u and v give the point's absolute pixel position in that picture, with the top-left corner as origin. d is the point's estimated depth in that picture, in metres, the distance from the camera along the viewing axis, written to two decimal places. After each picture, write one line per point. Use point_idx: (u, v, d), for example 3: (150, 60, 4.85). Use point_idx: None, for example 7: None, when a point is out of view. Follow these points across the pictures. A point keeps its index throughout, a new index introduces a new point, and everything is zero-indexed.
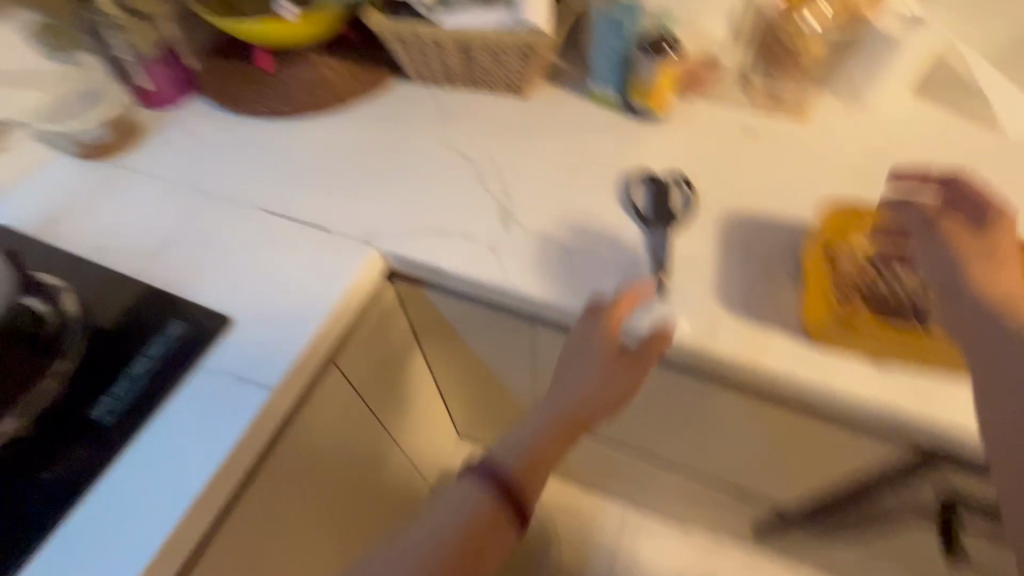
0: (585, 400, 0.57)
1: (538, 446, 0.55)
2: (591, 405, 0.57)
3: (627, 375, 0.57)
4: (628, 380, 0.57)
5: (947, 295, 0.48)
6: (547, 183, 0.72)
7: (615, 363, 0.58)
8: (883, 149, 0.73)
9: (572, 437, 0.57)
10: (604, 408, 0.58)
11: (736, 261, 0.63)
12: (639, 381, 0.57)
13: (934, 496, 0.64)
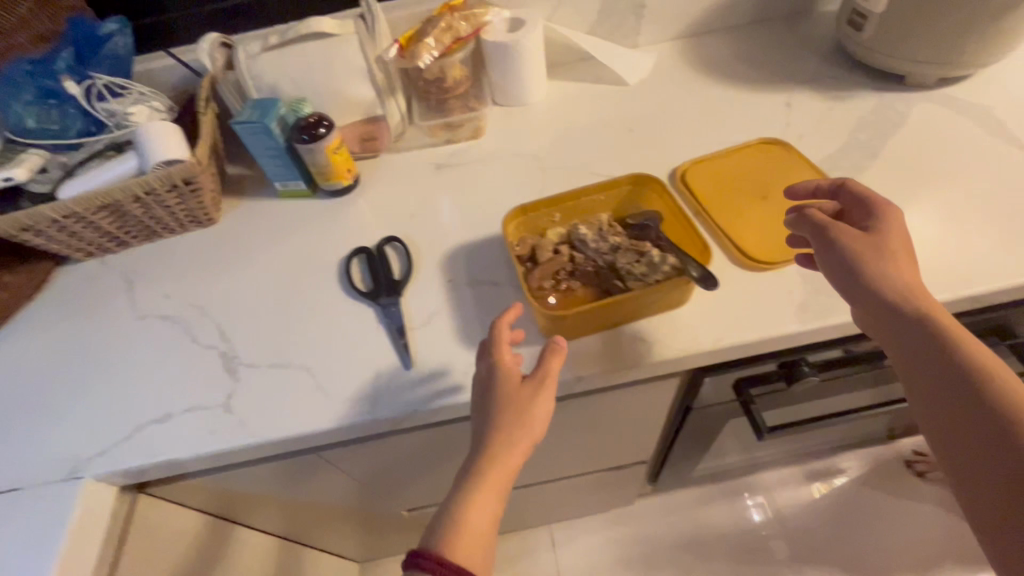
0: (511, 440, 0.48)
1: (465, 509, 0.46)
2: (516, 443, 0.48)
3: (525, 401, 0.49)
4: (533, 402, 0.49)
5: (873, 311, 0.48)
6: (263, 305, 0.66)
7: (515, 394, 0.50)
8: (550, 133, 0.81)
9: (511, 483, 0.48)
10: (530, 435, 0.49)
11: (464, 294, 0.63)
12: (545, 407, 0.50)
13: (730, 388, 0.69)
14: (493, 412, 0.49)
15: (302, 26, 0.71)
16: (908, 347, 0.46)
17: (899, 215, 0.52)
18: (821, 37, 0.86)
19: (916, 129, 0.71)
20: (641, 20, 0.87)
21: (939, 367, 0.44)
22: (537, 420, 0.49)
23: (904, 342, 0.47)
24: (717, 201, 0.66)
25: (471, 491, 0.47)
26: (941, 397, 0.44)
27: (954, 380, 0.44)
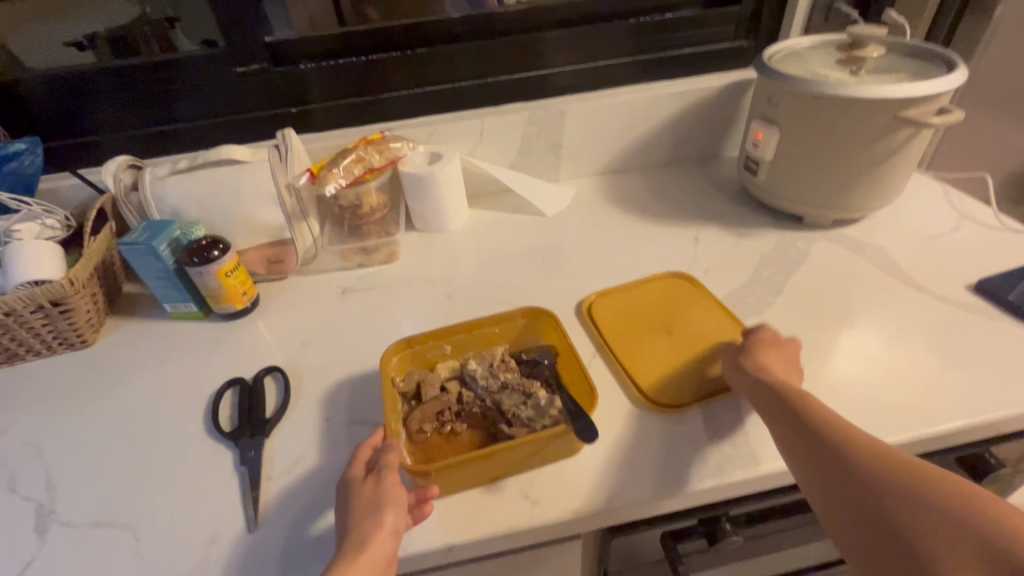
0: (361, 542, 0.42)
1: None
2: (369, 542, 0.41)
3: (382, 491, 0.44)
4: (385, 493, 0.44)
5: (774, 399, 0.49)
6: (111, 445, 0.58)
7: (361, 493, 0.45)
8: (463, 261, 0.80)
9: None
10: (384, 529, 0.42)
11: (339, 437, 0.56)
12: (394, 492, 0.44)
13: (653, 545, 0.61)
14: (348, 516, 0.44)
15: (212, 153, 0.72)
16: (805, 444, 0.45)
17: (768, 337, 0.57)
18: (727, 179, 0.92)
19: (816, 268, 0.72)
20: (559, 158, 0.92)
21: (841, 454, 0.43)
22: (391, 516, 0.43)
23: (802, 440, 0.46)
24: (620, 337, 0.64)
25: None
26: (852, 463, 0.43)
27: (852, 474, 0.42)
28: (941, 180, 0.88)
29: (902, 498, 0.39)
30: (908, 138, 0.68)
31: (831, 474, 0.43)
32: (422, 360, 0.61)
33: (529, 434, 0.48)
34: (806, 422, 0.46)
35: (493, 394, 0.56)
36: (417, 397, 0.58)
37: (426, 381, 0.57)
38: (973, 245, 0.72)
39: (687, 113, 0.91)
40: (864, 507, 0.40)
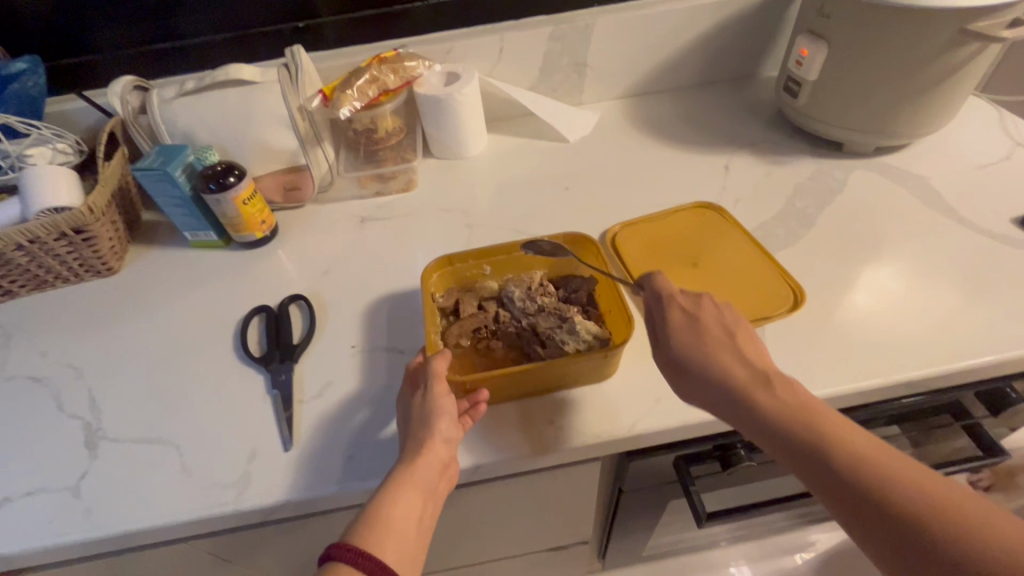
0: (416, 448, 0.45)
1: (380, 514, 0.42)
2: (425, 449, 0.45)
3: (429, 402, 0.46)
4: (436, 402, 0.46)
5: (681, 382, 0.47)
6: (146, 369, 0.60)
7: (412, 406, 0.47)
8: (483, 190, 0.77)
9: (430, 493, 0.44)
10: (442, 439, 0.45)
11: (365, 364, 0.58)
12: (445, 402, 0.46)
13: (668, 467, 0.63)
14: (407, 423, 0.47)
15: (218, 73, 0.68)
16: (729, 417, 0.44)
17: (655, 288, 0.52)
18: (762, 102, 0.86)
19: (852, 198, 0.69)
20: (583, 78, 0.86)
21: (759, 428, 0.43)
22: (444, 424, 0.46)
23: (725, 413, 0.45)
24: (646, 269, 0.62)
25: (386, 495, 0.43)
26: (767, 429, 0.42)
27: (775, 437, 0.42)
28: (995, 103, 0.82)
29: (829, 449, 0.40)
30: (972, 54, 0.62)
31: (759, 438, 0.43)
32: (460, 287, 0.62)
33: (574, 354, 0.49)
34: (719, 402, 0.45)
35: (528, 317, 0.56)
36: (454, 318, 0.59)
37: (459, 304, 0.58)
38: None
39: (724, 27, 0.84)
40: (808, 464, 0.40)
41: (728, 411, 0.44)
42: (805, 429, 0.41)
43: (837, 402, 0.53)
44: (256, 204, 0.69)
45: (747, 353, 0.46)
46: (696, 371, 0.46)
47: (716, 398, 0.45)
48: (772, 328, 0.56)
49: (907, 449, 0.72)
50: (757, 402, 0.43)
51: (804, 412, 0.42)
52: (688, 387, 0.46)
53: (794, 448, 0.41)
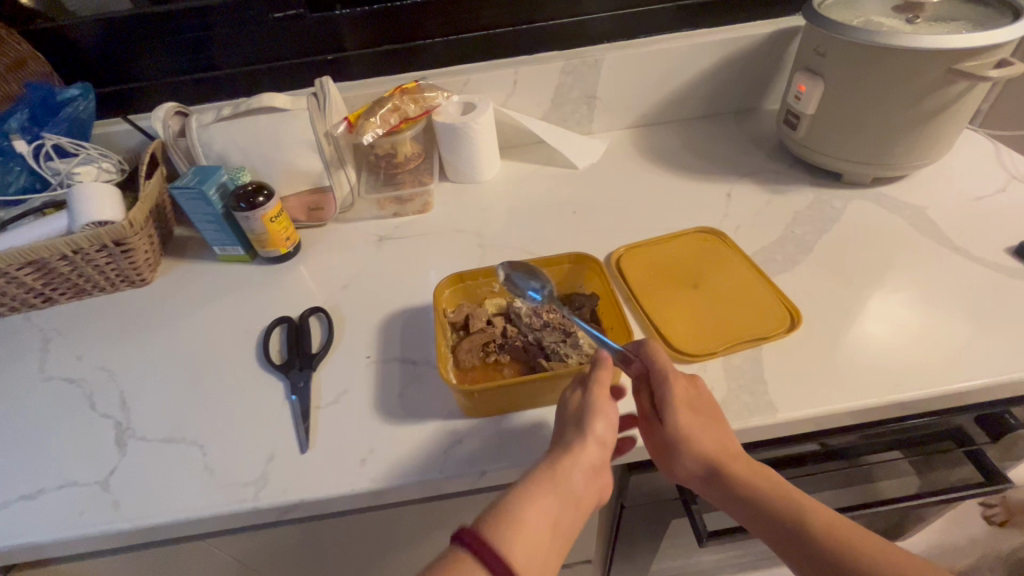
0: (570, 447, 0.47)
1: (515, 511, 0.43)
2: (580, 450, 0.47)
3: (587, 405, 0.48)
4: (593, 404, 0.48)
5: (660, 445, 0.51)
6: (174, 373, 0.63)
7: (568, 404, 0.50)
8: (496, 213, 0.81)
9: (570, 494, 0.45)
10: (593, 444, 0.47)
11: (380, 374, 0.61)
12: (604, 406, 0.49)
13: (669, 485, 0.64)
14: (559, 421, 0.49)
15: (254, 100, 0.73)
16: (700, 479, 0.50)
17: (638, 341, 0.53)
18: (765, 134, 0.89)
19: (851, 227, 0.71)
20: (593, 110, 0.91)
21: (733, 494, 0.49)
22: (599, 428, 0.48)
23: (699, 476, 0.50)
24: (648, 289, 0.65)
25: (524, 496, 0.44)
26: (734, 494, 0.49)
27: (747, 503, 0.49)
28: (992, 138, 0.85)
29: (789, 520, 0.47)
30: (962, 91, 0.65)
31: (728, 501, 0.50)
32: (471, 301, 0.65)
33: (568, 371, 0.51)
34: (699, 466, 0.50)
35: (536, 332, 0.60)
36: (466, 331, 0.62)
37: (471, 320, 0.61)
38: (1019, 207, 0.70)
39: (727, 64, 0.88)
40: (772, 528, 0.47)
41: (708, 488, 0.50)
42: (777, 508, 0.47)
43: (832, 420, 0.55)
44: (284, 222, 0.73)
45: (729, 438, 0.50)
46: (682, 455, 0.50)
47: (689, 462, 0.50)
48: (769, 349, 0.58)
49: (911, 477, 0.72)
50: (735, 482, 0.49)
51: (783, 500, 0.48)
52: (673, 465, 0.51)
53: (770, 527, 0.48)
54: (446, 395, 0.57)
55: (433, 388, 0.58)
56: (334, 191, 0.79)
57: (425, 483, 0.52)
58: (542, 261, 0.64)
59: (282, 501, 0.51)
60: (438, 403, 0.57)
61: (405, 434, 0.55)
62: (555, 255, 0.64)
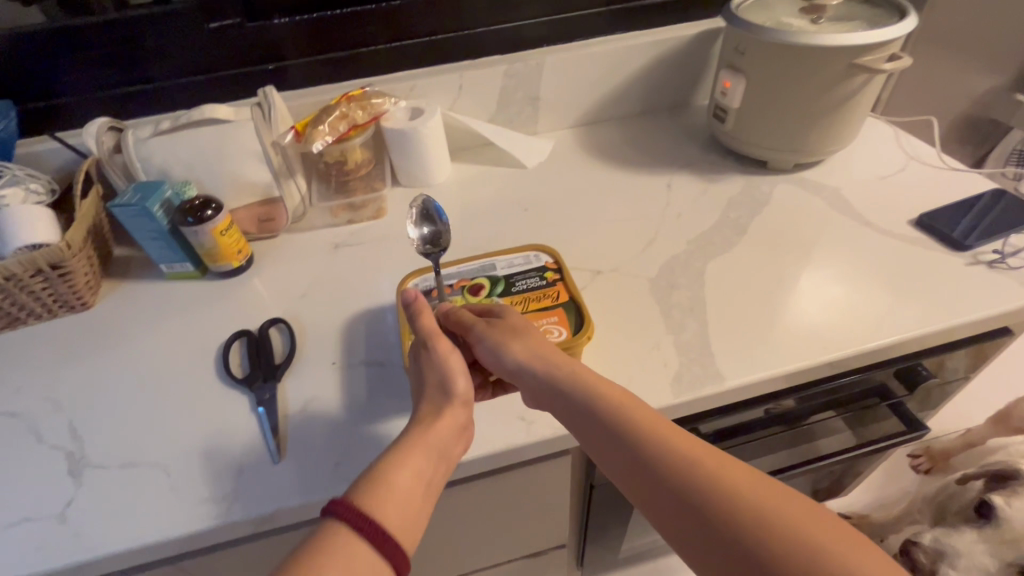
0: (433, 413, 0.49)
1: (385, 471, 0.44)
2: (441, 413, 0.49)
3: (444, 370, 0.51)
4: (446, 365, 0.51)
5: (587, 437, 0.47)
6: (127, 396, 0.61)
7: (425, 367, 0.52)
8: (449, 214, 0.83)
9: (440, 452, 0.47)
10: (452, 405, 0.50)
11: (347, 378, 0.61)
12: (454, 362, 0.51)
13: None
14: (420, 382, 0.52)
15: (194, 113, 0.71)
16: (624, 475, 0.45)
17: (422, 311, 0.54)
18: (697, 128, 0.96)
19: (777, 210, 0.78)
20: (537, 110, 0.94)
21: (654, 486, 0.43)
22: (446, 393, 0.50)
23: (615, 462, 0.45)
24: (601, 279, 0.69)
25: (394, 456, 0.45)
26: (649, 494, 0.43)
27: (666, 503, 0.42)
28: (893, 123, 0.94)
29: (705, 515, 0.40)
30: (862, 84, 0.72)
31: (640, 494, 0.44)
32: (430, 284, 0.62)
33: None
34: (636, 461, 0.44)
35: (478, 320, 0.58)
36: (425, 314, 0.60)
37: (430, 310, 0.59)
38: (915, 184, 0.79)
39: (658, 63, 0.94)
40: (700, 531, 0.40)
41: (637, 488, 0.44)
42: (678, 500, 0.41)
43: (773, 383, 0.60)
44: (235, 236, 0.72)
45: (609, 417, 0.46)
46: (605, 440, 0.46)
47: (606, 448, 0.46)
48: (716, 323, 0.63)
49: (847, 433, 0.80)
50: (643, 470, 0.44)
51: (691, 491, 0.41)
52: (634, 492, 0.44)
53: (682, 523, 0.41)
54: None
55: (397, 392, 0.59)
56: (287, 202, 0.79)
57: None
58: (501, 255, 0.64)
59: (256, 512, 0.51)
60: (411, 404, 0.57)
61: (380, 434, 0.55)
62: (514, 249, 0.65)
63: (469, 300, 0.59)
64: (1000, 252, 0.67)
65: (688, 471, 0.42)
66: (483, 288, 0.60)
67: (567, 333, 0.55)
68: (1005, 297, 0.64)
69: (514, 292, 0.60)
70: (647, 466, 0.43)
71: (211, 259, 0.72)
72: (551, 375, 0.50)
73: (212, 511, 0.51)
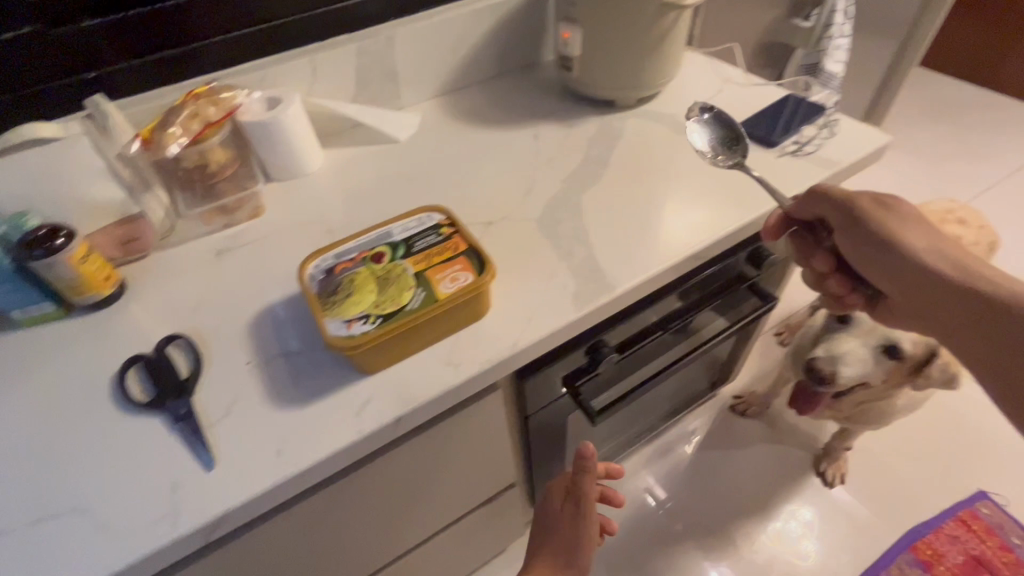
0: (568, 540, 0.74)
1: None
2: (554, 530, 0.76)
3: (583, 514, 0.75)
4: (583, 515, 0.75)
5: (871, 248, 0.67)
6: (14, 455, 0.55)
7: (564, 516, 0.76)
8: (333, 199, 0.82)
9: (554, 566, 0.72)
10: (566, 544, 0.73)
11: (264, 373, 0.59)
12: (590, 528, 0.74)
13: (555, 384, 0.75)
14: (562, 520, 0.76)
15: (12, 135, 0.63)
16: (898, 275, 0.65)
17: (587, 479, 0.74)
18: (549, 80, 1.03)
19: (632, 141, 0.88)
20: (397, 85, 0.95)
21: (925, 272, 0.63)
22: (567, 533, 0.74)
23: (885, 258, 0.66)
24: (493, 228, 0.74)
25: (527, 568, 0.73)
26: (925, 283, 0.63)
27: (929, 283, 0.63)
28: (707, 53, 1.09)
29: (960, 284, 0.61)
30: (674, 20, 0.83)
31: (908, 284, 0.65)
32: (336, 261, 0.61)
33: (367, 337, 0.53)
34: (901, 250, 0.64)
35: (389, 282, 0.58)
36: (335, 286, 0.58)
37: (337, 284, 0.58)
38: (733, 99, 0.93)
39: (501, 25, 0.99)
40: (968, 298, 0.60)
41: (906, 281, 0.65)
42: (976, 293, 0.60)
43: (655, 281, 0.69)
44: (94, 262, 0.66)
45: (902, 231, 0.65)
46: (886, 255, 0.65)
47: (884, 260, 0.66)
48: (599, 242, 0.71)
49: (721, 318, 0.94)
50: (920, 263, 0.63)
51: (963, 277, 0.61)
52: (904, 286, 0.65)
53: (961, 299, 0.60)
54: (342, 366, 0.59)
55: (322, 371, 0.59)
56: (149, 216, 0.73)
57: (347, 447, 0.54)
58: (395, 224, 0.65)
59: (203, 521, 0.50)
60: (337, 378, 0.58)
61: (312, 414, 0.56)
62: (406, 216, 0.66)
63: (373, 267, 0.60)
64: (799, 144, 0.82)
65: (942, 266, 0.62)
66: (384, 255, 0.61)
67: (473, 275, 0.57)
68: (810, 174, 0.78)
69: (416, 252, 0.61)
70: (916, 259, 0.63)
71: (73, 292, 0.65)
72: (853, 217, 0.67)
73: (154, 533, 0.49)
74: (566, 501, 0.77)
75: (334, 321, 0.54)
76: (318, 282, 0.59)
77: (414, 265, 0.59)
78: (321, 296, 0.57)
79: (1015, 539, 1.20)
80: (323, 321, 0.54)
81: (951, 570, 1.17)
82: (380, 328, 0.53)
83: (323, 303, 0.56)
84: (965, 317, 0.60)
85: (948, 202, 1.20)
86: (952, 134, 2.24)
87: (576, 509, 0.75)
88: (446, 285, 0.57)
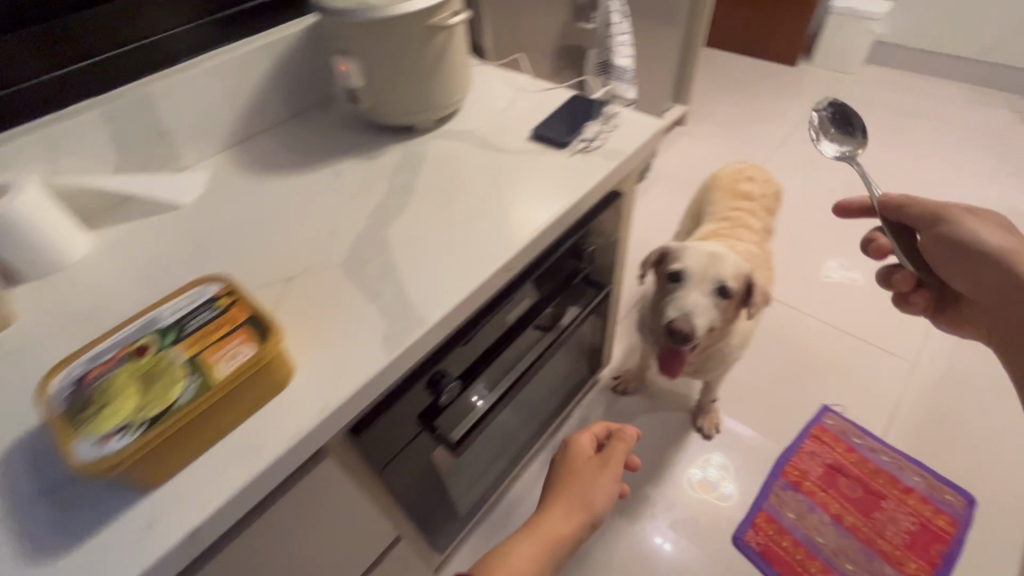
0: (625, 438, 0.85)
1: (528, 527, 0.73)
2: (587, 465, 0.82)
3: (607, 468, 0.82)
4: (603, 473, 0.81)
5: (934, 246, 0.85)
6: None
7: (584, 465, 0.82)
8: (105, 287, 0.71)
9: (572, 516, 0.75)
10: (590, 494, 0.78)
11: (16, 523, 0.49)
12: (602, 492, 0.79)
13: (400, 428, 0.71)
14: (580, 472, 0.81)
15: None
16: (951, 258, 0.86)
17: (619, 451, 0.84)
18: (347, 113, 0.99)
19: (436, 161, 0.86)
20: (171, 144, 0.86)
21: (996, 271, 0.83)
22: (586, 490, 0.79)
23: (942, 252, 0.86)
24: (295, 283, 0.68)
25: (551, 498, 0.77)
26: (978, 264, 0.84)
27: (988, 263, 0.83)
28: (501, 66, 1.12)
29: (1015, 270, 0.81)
30: (446, 40, 0.84)
31: (951, 254, 0.85)
32: (89, 368, 0.52)
33: (126, 451, 0.45)
34: (965, 252, 0.84)
35: (155, 377, 0.50)
36: (87, 398, 0.49)
37: (90, 395, 0.49)
38: (527, 107, 0.96)
39: (281, 64, 0.93)
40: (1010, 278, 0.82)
41: (934, 250, 0.86)
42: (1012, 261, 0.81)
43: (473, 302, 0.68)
44: None
45: (959, 212, 0.83)
46: (942, 250, 0.85)
47: (963, 251, 0.84)
48: (408, 274, 0.68)
49: (561, 315, 0.97)
50: (981, 254, 0.83)
51: (1013, 247, 0.82)
52: (948, 257, 0.86)
53: (1004, 270, 0.82)
54: (119, 487, 0.50)
55: (93, 500, 0.50)
56: None
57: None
58: (162, 306, 0.57)
59: None
60: (115, 503, 0.49)
61: (81, 558, 0.46)
62: (177, 293, 0.58)
63: (137, 365, 0.52)
64: (587, 139, 0.87)
65: (1002, 252, 0.82)
66: (149, 347, 0.53)
67: (256, 347, 0.52)
68: (600, 167, 0.83)
69: (188, 334, 0.54)
70: (993, 253, 0.82)
71: None
72: (936, 216, 0.83)
73: None
74: (590, 459, 0.83)
75: (84, 442, 0.46)
76: (65, 398, 0.49)
77: (185, 351, 0.52)
78: (67, 416, 0.48)
79: (856, 439, 1.39)
80: (69, 446, 0.45)
81: (816, 483, 1.32)
82: (142, 437, 0.45)
83: (71, 423, 0.47)
84: (999, 275, 0.83)
85: (738, 165, 1.36)
86: (744, 103, 2.57)
87: (599, 470, 0.81)
88: (225, 365, 0.50)
